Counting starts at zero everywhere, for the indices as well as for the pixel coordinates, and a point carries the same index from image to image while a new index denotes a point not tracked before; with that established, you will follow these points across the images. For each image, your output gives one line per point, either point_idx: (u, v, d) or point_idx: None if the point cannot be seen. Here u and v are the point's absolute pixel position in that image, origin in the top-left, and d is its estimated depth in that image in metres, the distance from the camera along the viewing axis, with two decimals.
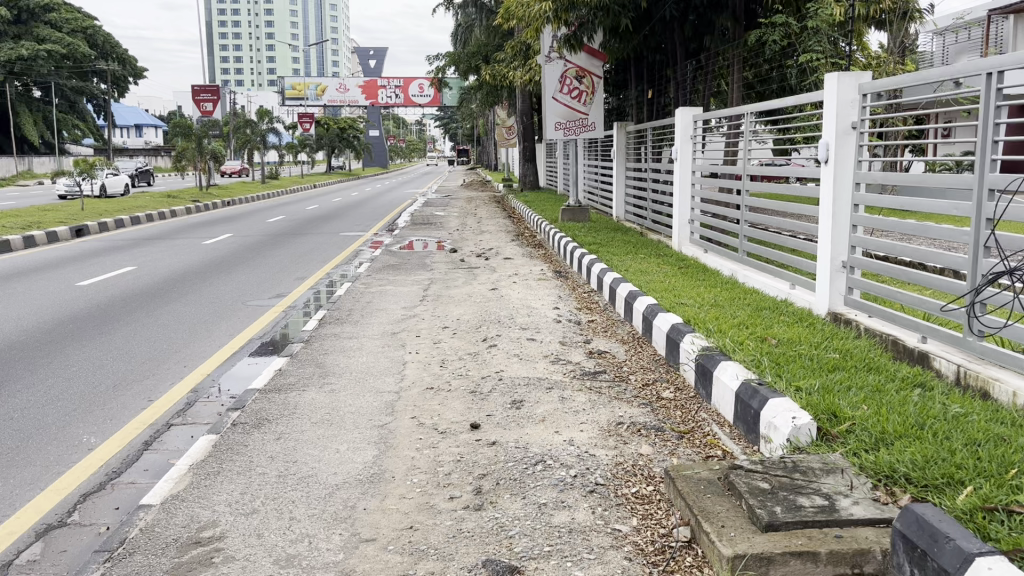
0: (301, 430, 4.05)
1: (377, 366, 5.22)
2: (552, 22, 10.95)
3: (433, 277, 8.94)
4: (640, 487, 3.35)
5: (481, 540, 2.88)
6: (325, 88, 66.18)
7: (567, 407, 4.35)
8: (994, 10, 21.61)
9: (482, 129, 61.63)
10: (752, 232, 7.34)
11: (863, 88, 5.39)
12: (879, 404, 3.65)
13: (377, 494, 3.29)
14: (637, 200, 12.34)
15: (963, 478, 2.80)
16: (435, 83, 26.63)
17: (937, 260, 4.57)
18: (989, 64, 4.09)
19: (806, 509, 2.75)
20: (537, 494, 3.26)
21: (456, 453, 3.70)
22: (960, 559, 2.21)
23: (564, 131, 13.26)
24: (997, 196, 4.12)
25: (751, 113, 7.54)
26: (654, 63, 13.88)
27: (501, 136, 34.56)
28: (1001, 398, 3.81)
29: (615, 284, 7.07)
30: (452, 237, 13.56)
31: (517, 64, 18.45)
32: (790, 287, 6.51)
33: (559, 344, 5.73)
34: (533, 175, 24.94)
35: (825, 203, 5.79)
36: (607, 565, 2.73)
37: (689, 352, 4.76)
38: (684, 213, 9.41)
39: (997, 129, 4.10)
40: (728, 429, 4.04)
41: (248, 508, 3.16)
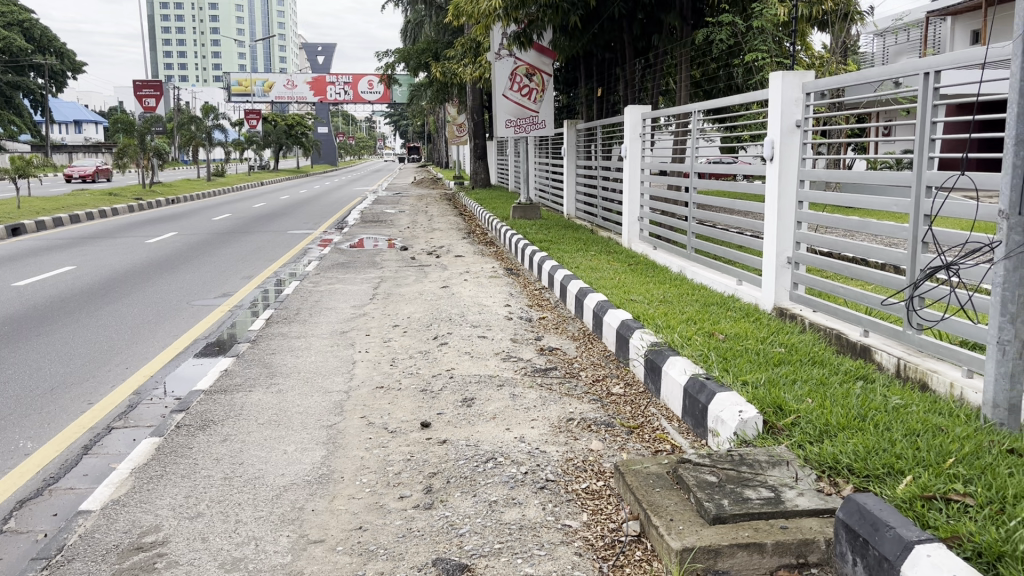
0: (248, 431, 3.98)
1: (326, 366, 5.16)
2: (501, 20, 10.95)
3: (384, 276, 8.87)
4: (590, 482, 3.37)
5: (431, 539, 2.87)
6: (273, 84, 65.18)
7: (518, 403, 4.36)
8: (933, 11, 22.15)
9: (433, 126, 61.30)
10: (700, 229, 7.43)
11: (807, 87, 5.49)
12: (823, 397, 3.72)
13: (327, 495, 3.26)
14: (588, 197, 12.41)
15: (903, 467, 2.87)
16: (384, 80, 26.40)
17: (877, 256, 4.68)
18: (927, 64, 4.19)
19: (752, 502, 2.79)
20: (487, 491, 3.25)
21: (406, 452, 3.68)
22: (900, 547, 2.28)
23: (514, 128, 13.29)
24: (934, 193, 4.24)
25: (698, 112, 7.63)
26: (604, 61, 13.95)
27: (451, 134, 34.40)
28: (939, 389, 3.92)
29: (565, 281, 7.09)
30: (403, 234, 13.49)
31: (467, 61, 18.38)
32: (738, 283, 6.62)
33: (509, 342, 5.73)
34: (484, 172, 24.91)
35: (771, 200, 5.89)
36: (556, 560, 2.74)
37: (638, 347, 4.80)
38: (634, 210, 9.49)
39: (934, 128, 4.22)
40: (677, 423, 4.09)
41: (193, 512, 3.10)
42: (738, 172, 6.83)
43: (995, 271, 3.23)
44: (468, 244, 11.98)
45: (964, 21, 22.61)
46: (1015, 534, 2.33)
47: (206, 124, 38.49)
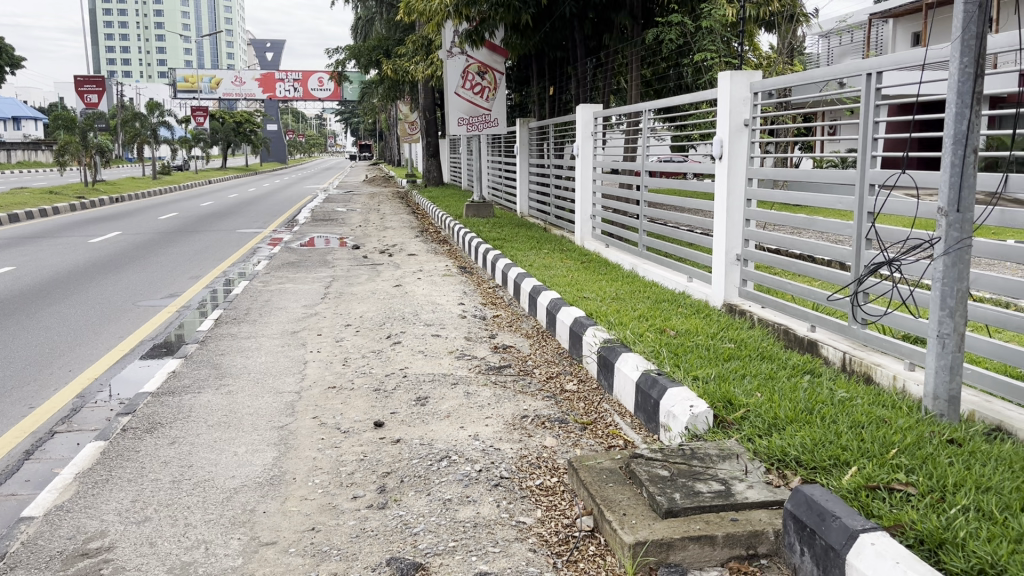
0: (197, 433, 3.91)
1: (276, 366, 5.10)
2: (453, 17, 11.09)
3: (335, 275, 8.78)
4: (544, 478, 3.38)
5: (385, 538, 2.86)
6: (220, 81, 64.17)
7: (472, 401, 4.36)
8: (876, 14, 22.64)
9: (385, 124, 60.83)
10: (651, 226, 7.51)
11: (755, 87, 5.59)
12: (771, 390, 3.79)
13: (278, 497, 3.22)
14: (541, 195, 12.46)
15: (849, 458, 2.94)
16: (335, 78, 26.20)
17: (823, 252, 4.78)
18: (869, 65, 4.29)
19: (703, 495, 2.83)
20: (441, 490, 3.25)
21: (359, 452, 3.65)
22: (846, 536, 2.34)
23: (467, 126, 13.31)
24: (877, 191, 4.35)
25: (649, 111, 7.70)
26: (556, 60, 14.00)
27: (403, 132, 34.21)
28: (883, 382, 4.02)
29: (518, 279, 7.12)
30: (355, 233, 13.37)
31: (419, 58, 18.33)
32: (688, 280, 6.70)
33: (463, 340, 5.72)
34: (437, 171, 24.84)
35: (720, 197, 5.98)
36: (511, 557, 2.75)
37: (591, 344, 4.84)
38: (587, 208, 9.55)
39: (876, 128, 4.33)
40: (629, 419, 4.13)
41: (140, 516, 3.04)
42: (689, 170, 6.92)
43: (935, 267, 3.32)
44: (421, 242, 11.93)
45: (905, 24, 23.25)
46: (956, 522, 2.40)
47: (150, 121, 37.72)
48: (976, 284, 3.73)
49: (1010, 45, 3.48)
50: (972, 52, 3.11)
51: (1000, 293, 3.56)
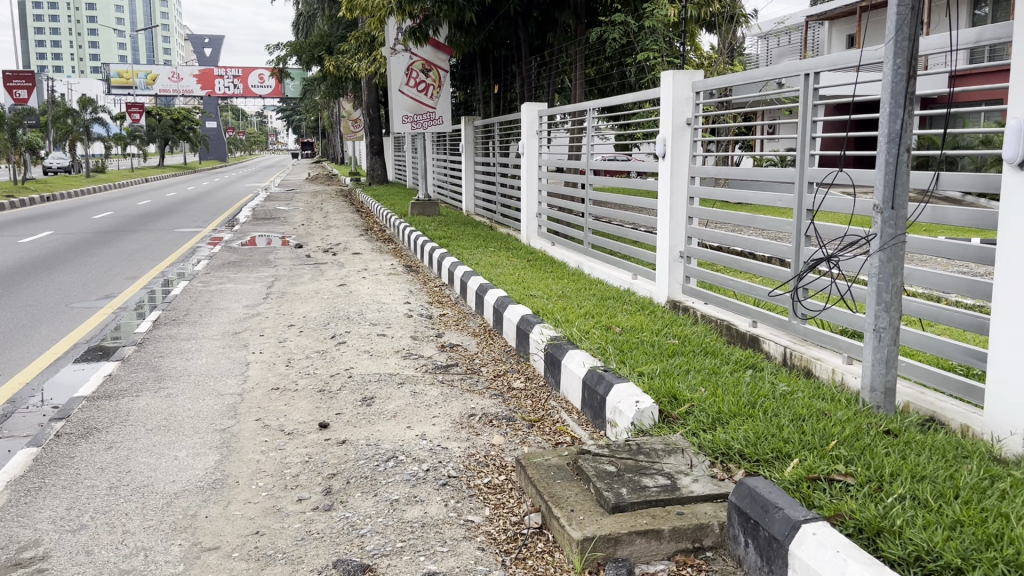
0: (135, 438, 3.81)
1: (217, 368, 4.99)
2: (397, 13, 10.99)
3: (278, 275, 8.63)
4: (492, 477, 3.38)
5: (331, 540, 2.82)
6: (157, 77, 62.66)
7: (419, 401, 4.33)
8: (812, 16, 23.07)
9: (327, 122, 60.09)
10: (596, 224, 7.56)
11: (696, 86, 5.67)
12: (715, 385, 3.85)
13: (221, 500, 3.15)
14: (487, 194, 12.45)
15: (790, 451, 2.99)
16: (276, 74, 25.84)
17: (763, 249, 4.87)
18: (807, 65, 4.39)
19: (649, 489, 2.85)
20: (389, 490, 3.22)
21: (304, 453, 3.60)
22: (788, 527, 2.38)
23: (411, 124, 13.17)
24: (815, 189, 4.45)
25: (593, 110, 7.76)
26: (500, 58, 14.02)
27: (346, 130, 33.81)
28: (822, 375, 4.11)
29: (465, 277, 7.10)
30: (298, 232, 13.19)
31: (361, 55, 18.17)
32: (633, 277, 6.77)
33: (409, 339, 5.69)
34: (381, 169, 24.67)
35: (663, 195, 6.05)
36: (459, 556, 2.73)
37: (538, 341, 4.85)
38: (532, 206, 9.57)
39: (814, 127, 4.43)
40: (576, 416, 4.15)
41: (76, 524, 2.94)
42: (633, 168, 6.98)
43: (871, 263, 3.40)
44: (365, 241, 11.81)
45: (841, 26, 23.84)
46: (892, 510, 2.46)
47: (83, 118, 36.59)
48: (910, 279, 3.84)
49: (942, 45, 3.58)
50: (904, 54, 3.20)
51: (933, 288, 3.66)
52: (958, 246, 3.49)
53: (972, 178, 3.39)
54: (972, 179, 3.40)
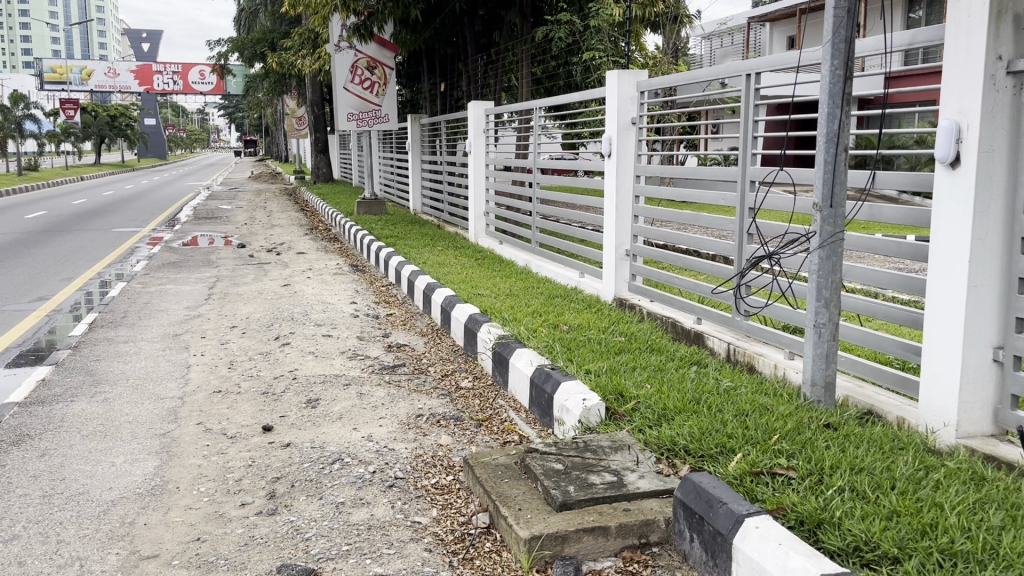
0: (70, 444, 3.69)
1: (157, 372, 4.87)
2: (341, 10, 10.91)
3: (220, 275, 8.47)
4: (439, 477, 3.36)
5: (275, 546, 2.77)
6: (94, 72, 61.00)
7: (365, 402, 4.29)
8: (753, 17, 23.40)
9: (271, 119, 59.19)
10: (543, 223, 7.58)
11: (641, 86, 5.73)
12: (661, 382, 3.89)
13: (160, 507, 3.07)
14: (434, 192, 12.40)
15: (734, 446, 3.04)
16: (217, 71, 25.38)
17: (707, 247, 4.93)
18: (749, 65, 4.46)
19: (596, 486, 2.87)
20: (334, 493, 3.18)
21: (247, 457, 3.54)
22: (732, 521, 2.42)
23: (357, 122, 13.00)
24: (757, 187, 4.53)
25: (540, 109, 7.77)
26: (446, 56, 13.98)
27: (290, 127, 33.33)
28: (765, 371, 4.18)
29: (412, 276, 7.07)
30: (240, 231, 12.97)
31: (305, 52, 17.95)
32: (580, 276, 6.80)
33: (355, 340, 5.63)
34: (326, 167, 24.42)
35: (609, 194, 6.09)
36: (406, 558, 2.71)
37: (486, 341, 4.85)
38: (479, 205, 9.57)
39: (756, 127, 4.51)
40: (524, 414, 4.15)
41: (7, 534, 2.84)
42: (579, 167, 7.00)
43: (811, 260, 3.47)
44: (310, 241, 11.66)
45: (782, 27, 24.29)
46: (832, 502, 2.52)
47: (14, 113, 35.43)
48: (848, 275, 3.92)
49: (876, 48, 3.66)
50: (842, 55, 3.26)
51: (870, 285, 3.76)
52: (894, 243, 3.58)
53: (907, 178, 3.48)
54: (907, 179, 3.49)
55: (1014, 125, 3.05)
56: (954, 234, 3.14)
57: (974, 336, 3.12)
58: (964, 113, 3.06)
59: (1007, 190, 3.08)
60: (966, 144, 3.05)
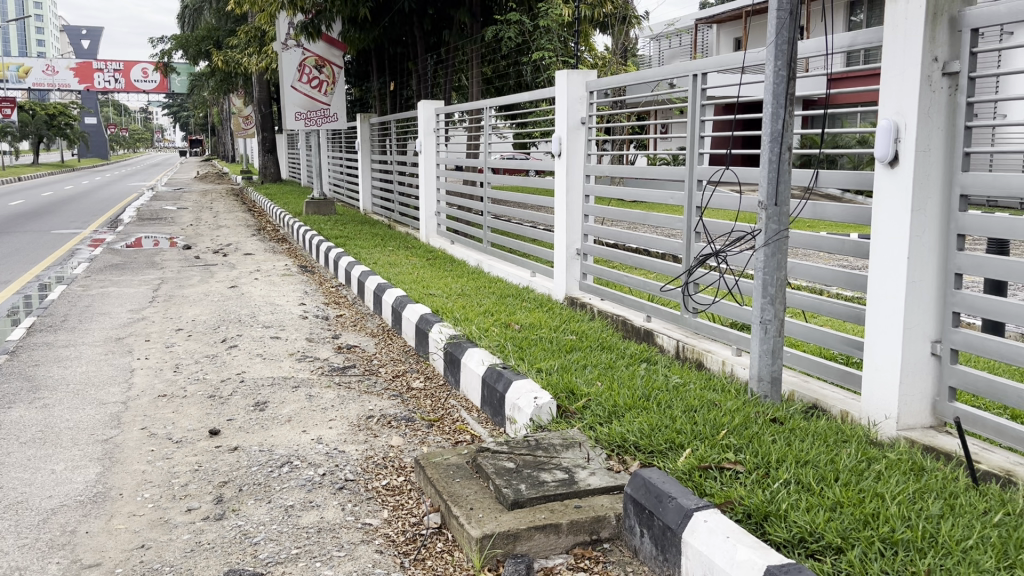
0: (7, 452, 3.59)
1: (98, 376, 4.76)
2: (288, 8, 10.82)
3: (164, 277, 8.31)
4: (391, 478, 3.34)
5: (222, 551, 2.73)
6: (31, 69, 59.30)
7: (315, 404, 4.25)
8: (700, 19, 23.64)
9: (217, 118, 58.22)
10: (495, 223, 7.59)
11: (590, 86, 5.78)
12: (611, 379, 3.92)
13: (102, 515, 3.00)
14: (384, 192, 12.32)
15: (683, 441, 3.07)
16: (161, 68, 24.90)
17: (656, 245, 4.98)
18: (696, 66, 4.52)
19: (548, 484, 2.88)
20: (284, 497, 3.14)
21: (194, 462, 3.47)
22: (681, 515, 2.45)
23: (305, 121, 12.86)
24: (704, 187, 4.59)
25: (490, 108, 7.77)
26: (395, 55, 13.92)
27: (236, 127, 32.81)
28: (713, 367, 4.24)
29: (362, 277, 7.01)
30: (185, 233, 12.73)
31: (251, 50, 17.71)
32: (532, 275, 6.82)
33: (304, 341, 5.56)
34: (274, 167, 24.09)
35: (560, 193, 6.12)
36: (356, 560, 2.69)
37: (438, 340, 4.83)
38: (430, 205, 9.54)
39: (703, 127, 4.57)
40: (476, 413, 4.15)
41: None
42: (531, 167, 7.02)
43: (757, 257, 3.52)
44: (258, 241, 11.50)
45: (728, 29, 24.73)
46: (778, 495, 2.56)
47: None
48: (794, 273, 4.00)
49: (819, 49, 3.72)
50: (785, 56, 3.33)
51: (815, 281, 3.84)
52: (837, 240, 3.66)
53: (849, 176, 3.56)
54: (850, 177, 3.57)
55: (949, 125, 3.14)
56: (894, 230, 3.22)
57: (913, 330, 3.20)
58: (902, 113, 3.14)
59: (943, 188, 3.17)
60: (904, 143, 3.13)
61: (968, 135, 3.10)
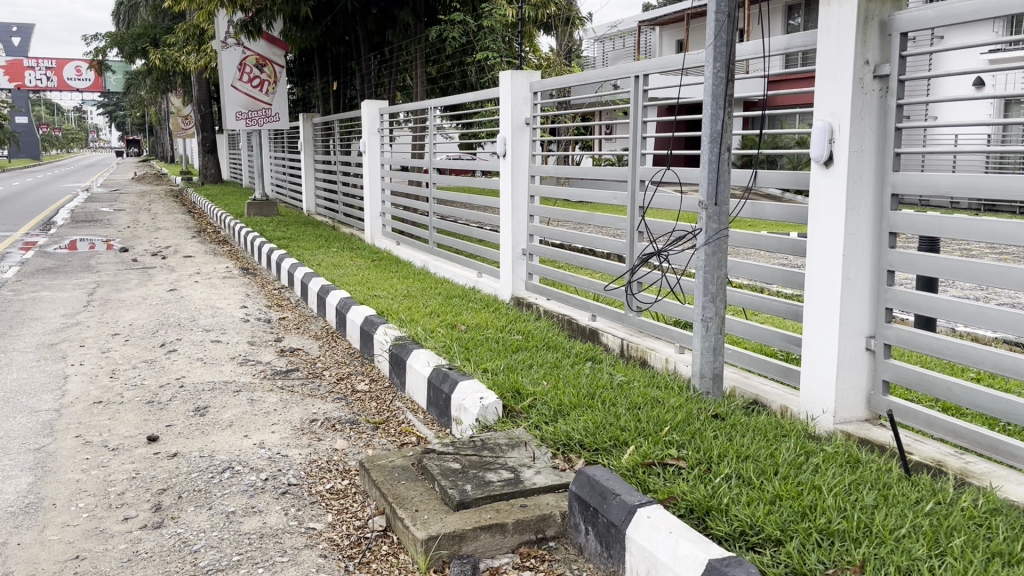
0: None
1: (31, 383, 4.62)
2: (228, 7, 10.65)
3: (100, 281, 8.10)
4: (335, 482, 3.31)
5: (161, 559, 2.67)
6: None
7: (257, 408, 4.19)
8: (643, 21, 23.86)
9: (155, 118, 56.96)
10: (441, 223, 7.57)
11: (534, 87, 5.80)
12: (557, 378, 3.95)
13: (34, 526, 2.91)
14: (328, 193, 12.19)
15: (627, 438, 3.10)
16: (95, 67, 24.30)
17: (601, 245, 5.02)
18: (637, 68, 4.58)
19: (493, 484, 2.89)
20: (225, 502, 3.09)
21: (131, 470, 3.39)
22: (625, 512, 2.48)
23: (246, 121, 12.64)
24: (647, 187, 4.65)
25: (435, 109, 7.73)
26: (338, 55, 13.81)
27: (174, 126, 32.07)
28: (656, 364, 4.30)
29: (305, 279, 6.92)
30: (122, 235, 12.42)
31: (190, 48, 17.37)
32: (478, 275, 6.82)
33: (247, 345, 5.48)
34: (215, 167, 23.66)
35: (505, 193, 6.12)
36: (300, 565, 2.66)
37: (383, 342, 4.81)
38: (375, 206, 9.47)
39: (645, 127, 4.63)
40: (421, 415, 4.13)
41: None
42: (477, 167, 7.01)
43: (698, 257, 3.57)
44: (198, 244, 11.28)
45: (670, 31, 25.08)
46: (719, 490, 2.60)
47: None
48: (734, 271, 4.07)
49: (756, 52, 3.79)
50: (723, 58, 3.38)
51: (755, 280, 3.91)
52: (776, 239, 3.74)
53: (787, 176, 3.63)
54: (787, 177, 3.64)
55: (881, 125, 3.23)
56: (830, 229, 3.29)
57: (849, 327, 3.28)
58: (836, 114, 3.22)
59: (875, 187, 3.26)
60: (838, 143, 3.20)
61: (898, 135, 3.19)
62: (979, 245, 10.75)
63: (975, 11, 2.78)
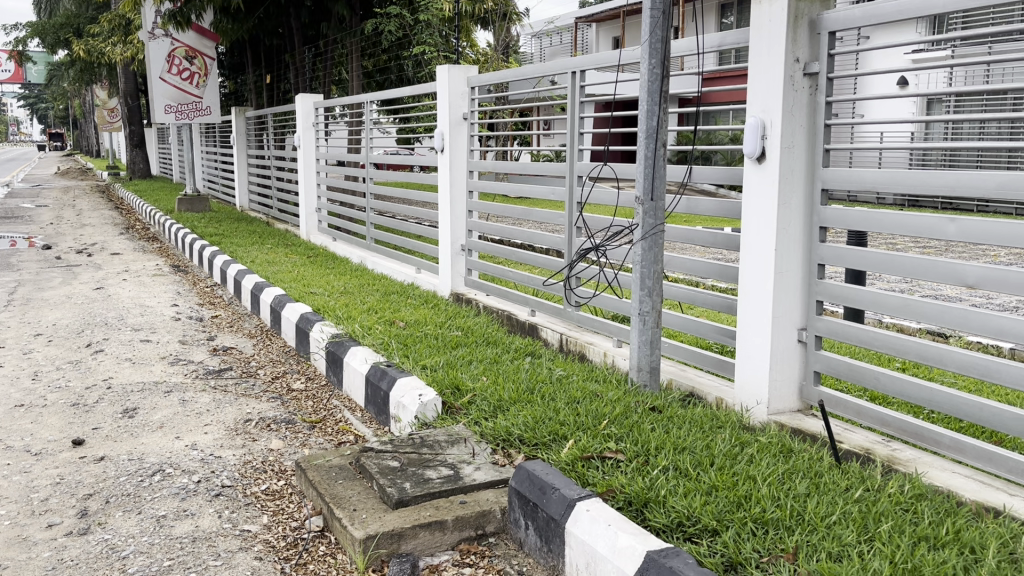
0: None
1: None
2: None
3: (22, 279, 7.79)
4: (270, 483, 3.24)
5: (87, 567, 2.58)
6: None
7: (189, 409, 4.08)
8: (580, 18, 23.96)
9: (78, 111, 55.01)
10: (378, 219, 7.49)
11: (471, 82, 5.78)
12: (496, 373, 3.95)
13: None
14: (263, 188, 11.95)
15: (566, 432, 3.11)
16: (15, 57, 23.39)
17: (540, 240, 5.02)
18: (574, 64, 4.59)
19: (433, 481, 2.86)
20: (155, 506, 3.00)
21: (55, 475, 3.27)
22: (564, 506, 2.48)
23: (176, 114, 12.12)
24: (584, 182, 4.67)
25: (372, 103, 7.64)
26: (271, 47, 13.63)
27: (100, 119, 31.02)
28: (595, 358, 4.33)
29: (239, 275, 6.78)
30: (45, 232, 11.97)
31: (116, 39, 16.85)
32: (416, 272, 6.77)
33: (178, 344, 5.33)
34: (143, 162, 22.96)
35: (443, 189, 6.09)
36: (234, 568, 2.60)
37: (319, 340, 4.74)
38: (311, 202, 9.32)
39: (582, 123, 4.66)
40: (359, 413, 4.08)
41: None
42: (414, 162, 6.95)
43: (635, 252, 3.60)
44: (126, 241, 10.94)
45: (607, 28, 25.29)
46: (656, 482, 2.63)
47: None
48: (670, 266, 4.11)
49: (690, 49, 3.83)
50: (659, 55, 3.41)
51: (690, 274, 3.96)
52: (710, 234, 3.79)
53: (721, 172, 3.69)
54: (721, 173, 3.70)
55: (810, 123, 3.30)
56: (762, 223, 3.35)
57: (781, 319, 3.35)
58: (768, 111, 3.28)
59: (806, 183, 3.33)
60: (770, 140, 3.26)
61: (827, 133, 3.26)
62: (905, 239, 11.09)
63: (899, 12, 2.85)
